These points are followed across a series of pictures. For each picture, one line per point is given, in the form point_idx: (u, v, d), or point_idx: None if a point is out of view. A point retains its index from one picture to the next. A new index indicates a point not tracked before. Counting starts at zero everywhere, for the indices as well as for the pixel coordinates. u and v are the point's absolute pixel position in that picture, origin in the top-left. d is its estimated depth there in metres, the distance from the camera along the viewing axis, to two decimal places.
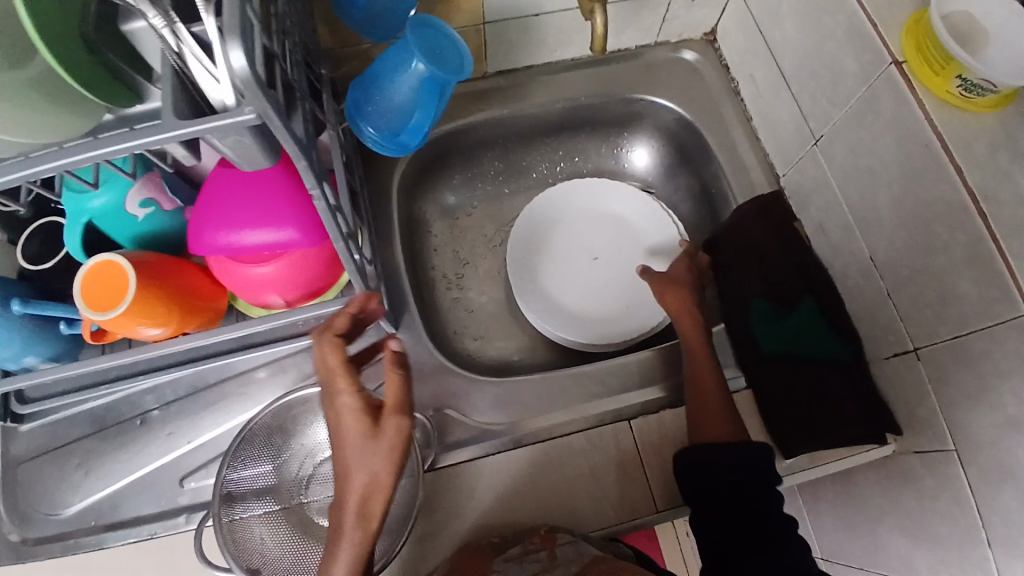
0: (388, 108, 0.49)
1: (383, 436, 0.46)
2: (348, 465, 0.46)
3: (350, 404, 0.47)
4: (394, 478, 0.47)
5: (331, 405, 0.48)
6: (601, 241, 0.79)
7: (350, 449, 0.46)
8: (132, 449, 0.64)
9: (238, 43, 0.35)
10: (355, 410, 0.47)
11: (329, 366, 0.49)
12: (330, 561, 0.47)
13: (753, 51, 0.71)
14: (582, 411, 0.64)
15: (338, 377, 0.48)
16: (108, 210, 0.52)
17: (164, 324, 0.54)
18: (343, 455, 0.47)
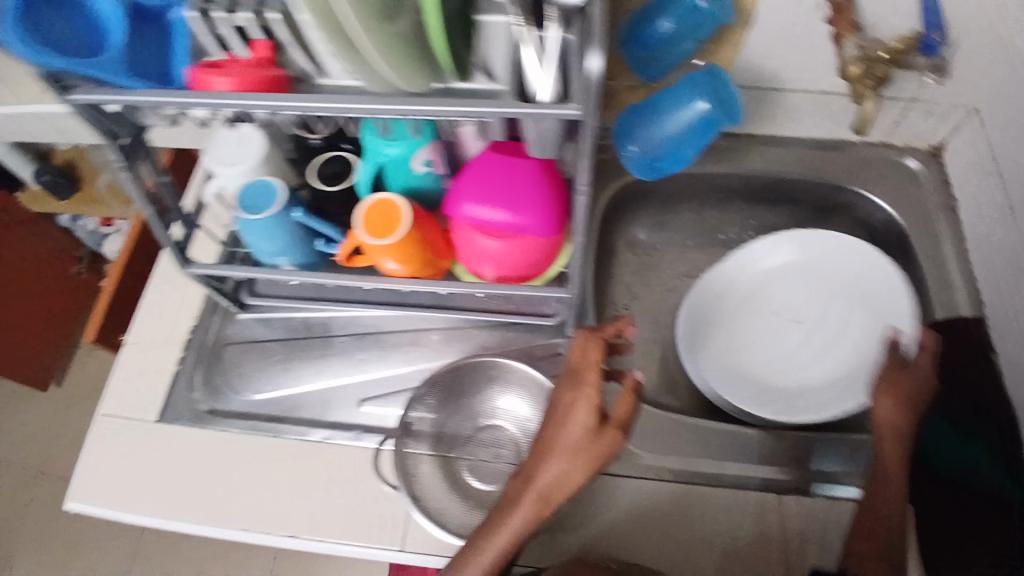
0: (658, 138, 0.55)
1: (600, 440, 0.52)
2: (559, 447, 0.53)
3: (585, 402, 0.53)
4: (588, 479, 0.53)
5: (568, 391, 0.55)
6: (806, 307, 0.78)
7: (570, 437, 0.53)
8: (322, 363, 0.74)
9: (597, 53, 0.43)
10: (588, 411, 0.53)
11: (582, 361, 0.56)
12: (508, 511, 0.54)
13: (984, 174, 0.71)
14: (730, 468, 0.65)
15: (584, 374, 0.55)
16: (396, 159, 0.62)
17: (405, 263, 0.63)
18: (560, 437, 0.53)
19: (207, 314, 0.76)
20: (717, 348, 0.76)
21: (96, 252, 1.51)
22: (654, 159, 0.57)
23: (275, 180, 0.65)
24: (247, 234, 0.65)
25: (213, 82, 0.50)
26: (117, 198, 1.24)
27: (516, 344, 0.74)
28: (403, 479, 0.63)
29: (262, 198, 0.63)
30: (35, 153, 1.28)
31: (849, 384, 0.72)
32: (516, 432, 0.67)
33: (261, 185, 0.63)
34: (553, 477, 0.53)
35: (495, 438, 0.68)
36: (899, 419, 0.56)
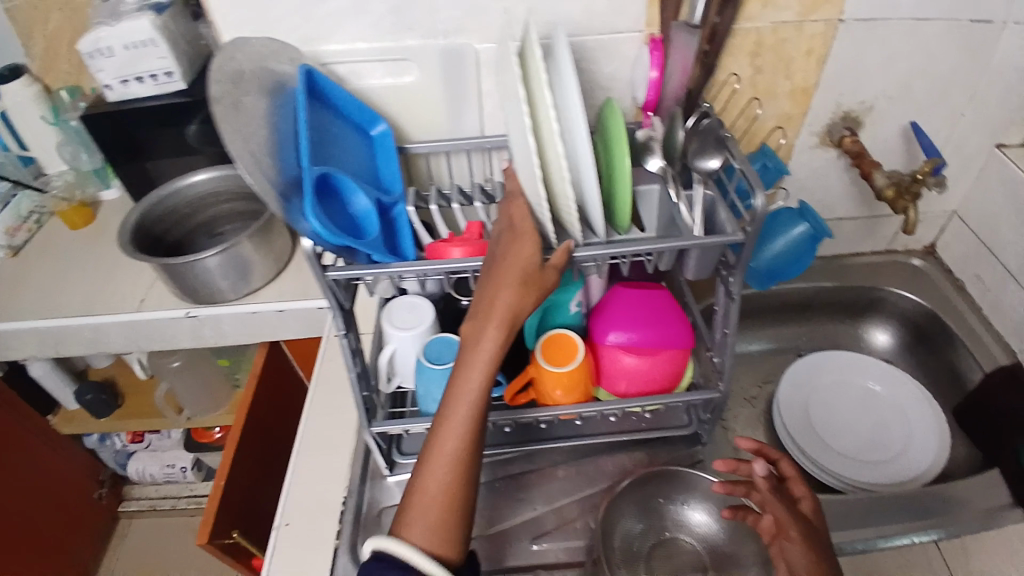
0: (773, 256, 0.71)
1: (541, 284, 0.58)
2: (494, 313, 0.56)
3: (517, 261, 0.57)
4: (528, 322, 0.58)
5: (495, 273, 0.57)
6: (872, 400, 0.90)
7: (509, 288, 0.56)
8: (484, 508, 0.77)
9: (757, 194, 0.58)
10: (525, 266, 0.57)
11: (498, 255, 0.58)
12: (463, 383, 0.57)
13: (977, 257, 0.91)
14: (883, 530, 0.72)
15: (501, 261, 0.57)
16: (556, 303, 0.74)
17: (569, 391, 0.71)
18: (495, 299, 0.57)
19: (355, 481, 0.78)
20: (804, 427, 0.87)
21: (120, 471, 1.44)
22: (772, 271, 0.73)
23: (451, 336, 0.72)
24: (420, 382, 0.70)
25: (450, 251, 0.62)
26: (172, 405, 1.22)
27: (655, 461, 0.82)
28: None
29: (444, 353, 0.70)
30: (72, 372, 1.23)
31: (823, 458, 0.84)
32: (695, 540, 0.71)
33: (439, 342, 0.72)
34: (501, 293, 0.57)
35: (677, 549, 0.71)
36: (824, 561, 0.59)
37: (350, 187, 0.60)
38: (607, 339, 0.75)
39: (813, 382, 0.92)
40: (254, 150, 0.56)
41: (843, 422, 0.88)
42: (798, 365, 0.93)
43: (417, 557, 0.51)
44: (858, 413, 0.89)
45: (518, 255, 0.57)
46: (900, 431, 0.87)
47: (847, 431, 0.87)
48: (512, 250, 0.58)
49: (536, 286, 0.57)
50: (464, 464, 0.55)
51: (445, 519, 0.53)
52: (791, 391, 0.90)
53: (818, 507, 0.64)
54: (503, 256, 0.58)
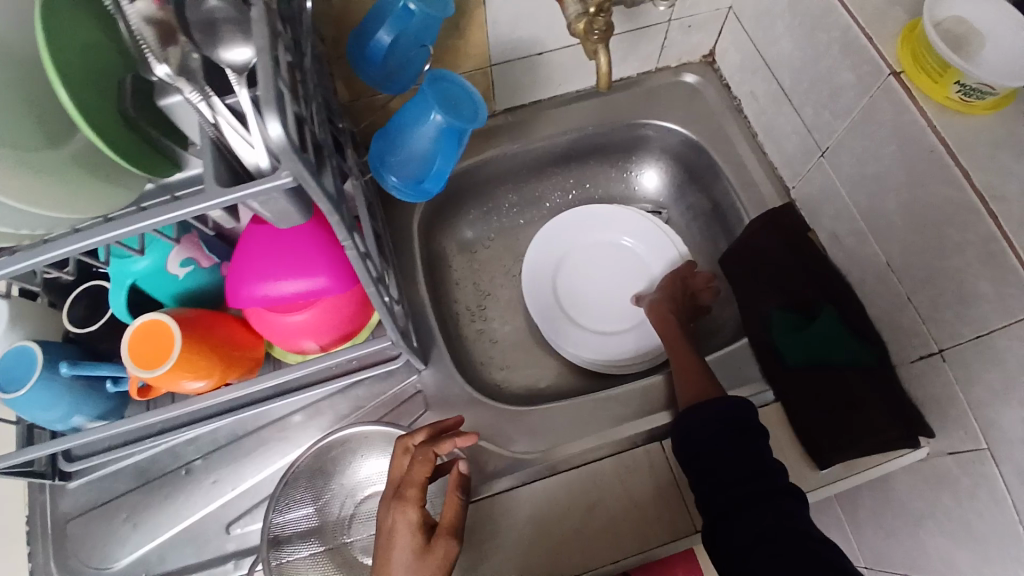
0: (410, 157, 0.52)
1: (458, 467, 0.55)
2: (398, 541, 0.51)
3: (404, 523, 0.52)
4: (455, 505, 0.54)
5: (390, 510, 0.53)
6: (633, 265, 0.81)
7: (408, 543, 0.51)
8: (178, 497, 0.67)
9: (273, 112, 0.38)
10: (410, 534, 0.51)
11: (411, 474, 0.54)
12: None
13: (752, 69, 0.73)
14: (607, 433, 0.68)
15: (405, 496, 0.53)
16: (150, 272, 0.54)
17: (205, 376, 0.56)
18: (399, 545, 0.51)
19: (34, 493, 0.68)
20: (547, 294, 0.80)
21: None
22: (418, 179, 0.53)
23: (32, 341, 0.56)
24: (20, 411, 0.55)
25: None
26: None
27: (375, 399, 0.70)
28: None
29: (25, 368, 0.55)
30: None
31: (557, 333, 0.77)
32: None
33: (18, 354, 0.55)
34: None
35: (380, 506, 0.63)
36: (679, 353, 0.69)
37: None
38: (242, 296, 0.58)
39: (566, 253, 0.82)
40: None
41: (599, 292, 0.81)
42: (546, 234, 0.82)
43: None
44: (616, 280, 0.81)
45: (409, 519, 0.52)
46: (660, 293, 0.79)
47: (601, 303, 0.80)
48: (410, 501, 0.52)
49: (435, 553, 0.51)
50: None
51: None
52: (538, 268, 0.80)
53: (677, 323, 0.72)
54: (409, 453, 0.57)
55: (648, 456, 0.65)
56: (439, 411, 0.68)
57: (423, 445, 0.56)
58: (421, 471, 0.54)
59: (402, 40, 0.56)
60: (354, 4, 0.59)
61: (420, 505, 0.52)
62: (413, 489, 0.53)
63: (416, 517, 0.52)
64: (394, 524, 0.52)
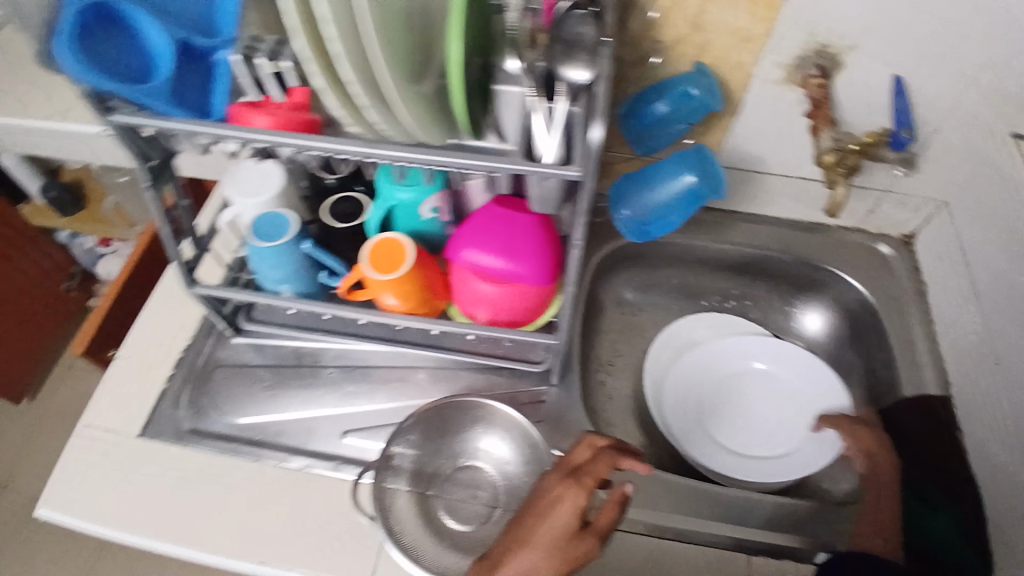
0: (648, 204, 0.59)
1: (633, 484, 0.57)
2: (557, 513, 0.56)
3: (571, 501, 0.56)
4: (614, 514, 0.56)
5: (561, 483, 0.57)
6: (776, 395, 0.81)
7: (565, 519, 0.55)
8: (310, 391, 0.75)
9: (601, 122, 0.46)
10: (571, 513, 0.55)
11: (590, 466, 0.58)
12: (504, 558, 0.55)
13: (949, 262, 0.76)
14: (693, 521, 0.67)
15: (580, 480, 0.57)
16: (406, 203, 0.66)
17: (401, 300, 0.67)
18: (557, 516, 0.55)
19: (202, 335, 0.79)
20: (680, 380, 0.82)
21: (90, 271, 1.55)
22: (644, 223, 0.60)
23: (291, 213, 0.68)
24: (254, 259, 0.67)
25: (253, 119, 0.55)
26: (124, 219, 1.28)
27: (502, 389, 0.76)
28: (378, 513, 0.63)
29: (275, 230, 0.66)
30: (42, 169, 1.29)
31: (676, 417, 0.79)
32: (495, 474, 0.70)
33: (275, 217, 0.67)
34: (540, 540, 0.55)
35: (476, 480, 0.70)
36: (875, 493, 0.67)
37: (142, 21, 0.53)
38: (460, 256, 0.68)
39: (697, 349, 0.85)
40: None
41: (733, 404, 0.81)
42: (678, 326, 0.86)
43: None
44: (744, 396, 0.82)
45: (576, 502, 0.56)
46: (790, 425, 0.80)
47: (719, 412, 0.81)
48: (586, 486, 0.57)
49: (583, 543, 0.55)
50: None
51: None
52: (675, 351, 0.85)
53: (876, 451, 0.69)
54: (592, 450, 0.61)
55: (733, 562, 0.66)
56: (551, 427, 0.74)
57: (610, 449, 0.60)
58: (601, 467, 0.58)
59: (674, 114, 0.63)
60: (644, 73, 0.70)
61: (589, 494, 0.56)
62: (590, 478, 0.57)
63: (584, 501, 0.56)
64: (563, 495, 0.56)
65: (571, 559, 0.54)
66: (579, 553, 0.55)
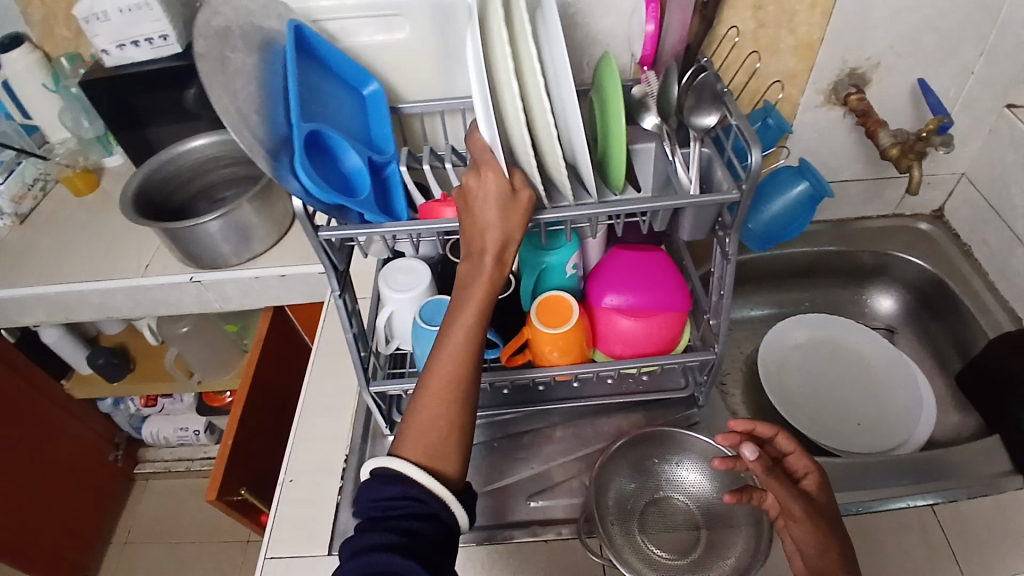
0: (770, 218, 0.71)
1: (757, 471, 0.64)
2: (476, 234, 0.56)
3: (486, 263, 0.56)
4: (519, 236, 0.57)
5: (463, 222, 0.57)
6: (862, 366, 0.91)
7: (480, 216, 0.56)
8: (483, 467, 0.78)
9: (758, 147, 0.56)
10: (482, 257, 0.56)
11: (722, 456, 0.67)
12: (472, 201, 0.56)
13: (986, 221, 0.89)
14: (866, 491, 0.73)
15: (471, 213, 0.57)
16: (552, 265, 0.73)
17: (564, 351, 0.72)
18: (470, 219, 0.57)
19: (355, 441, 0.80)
20: (808, 375, 0.91)
21: (131, 436, 1.50)
22: (768, 233, 0.72)
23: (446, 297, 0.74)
24: (418, 343, 0.72)
25: (444, 211, 0.62)
26: (181, 369, 1.27)
27: (652, 422, 0.82)
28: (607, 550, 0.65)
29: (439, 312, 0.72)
30: (85, 338, 1.28)
31: (814, 408, 0.88)
32: (687, 500, 0.74)
33: (435, 304, 0.73)
34: (480, 201, 0.56)
35: (670, 508, 0.73)
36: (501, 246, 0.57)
37: (340, 145, 0.59)
38: (605, 302, 0.75)
39: (797, 351, 0.94)
40: (243, 107, 0.54)
41: (839, 381, 0.91)
42: (779, 330, 0.94)
43: (415, 473, 0.50)
44: (851, 380, 0.90)
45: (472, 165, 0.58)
46: (902, 394, 0.87)
47: (829, 396, 0.89)
48: (780, 492, 0.63)
49: (519, 204, 0.56)
50: (459, 393, 0.54)
51: (441, 439, 0.52)
52: (776, 343, 0.94)
53: (823, 485, 0.65)
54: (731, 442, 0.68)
55: (919, 515, 0.70)
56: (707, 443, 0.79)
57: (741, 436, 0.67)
58: (812, 489, 0.65)
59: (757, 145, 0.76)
60: None
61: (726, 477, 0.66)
62: (787, 486, 0.63)
63: (803, 525, 0.62)
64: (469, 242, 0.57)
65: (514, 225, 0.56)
66: (489, 266, 0.56)
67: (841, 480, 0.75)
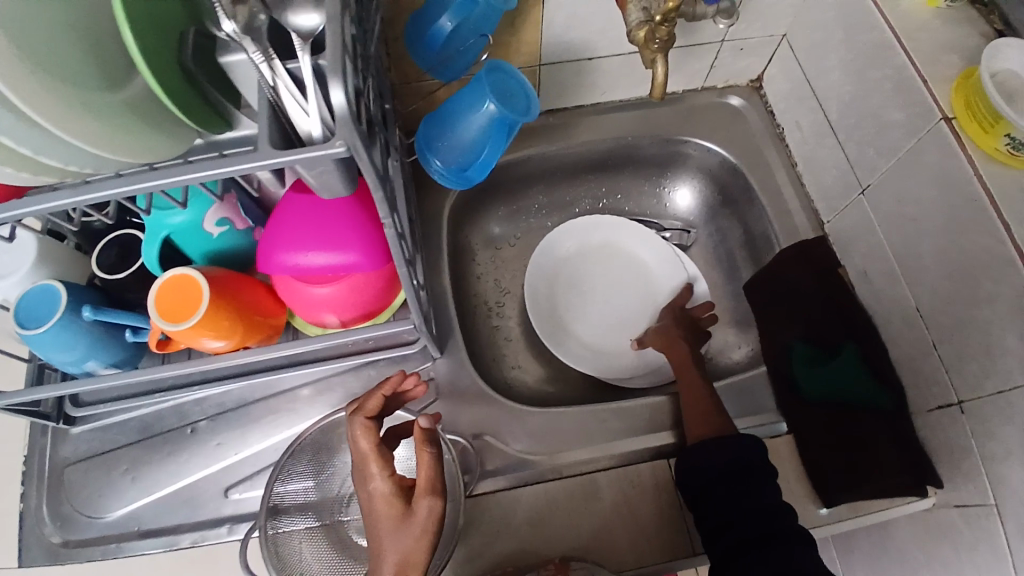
0: (457, 146, 0.52)
1: (417, 514, 0.51)
2: (381, 547, 0.51)
3: (393, 556, 0.50)
4: (425, 561, 0.51)
5: (362, 486, 0.53)
6: (636, 270, 0.82)
7: (386, 530, 0.51)
8: (182, 455, 0.66)
9: (338, 82, 0.39)
10: (389, 496, 0.52)
11: (360, 450, 0.54)
12: (365, 466, 0.53)
13: (801, 99, 0.73)
14: (604, 447, 0.67)
15: (370, 462, 0.53)
16: (186, 226, 0.54)
17: (225, 336, 0.56)
18: (378, 539, 0.51)
19: (34, 438, 0.68)
20: (581, 293, 0.80)
21: None
22: (462, 167, 0.53)
23: (59, 280, 0.56)
24: (35, 348, 0.55)
25: None
26: None
27: (386, 379, 0.70)
28: (276, 569, 0.56)
29: (50, 305, 0.55)
30: None
31: (584, 331, 0.79)
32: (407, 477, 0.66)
33: (43, 290, 0.55)
34: (384, 529, 0.51)
35: None
36: (427, 531, 0.51)
37: None
38: (272, 264, 0.57)
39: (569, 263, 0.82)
40: None
41: (613, 294, 0.81)
42: (551, 241, 0.81)
43: None
44: (625, 288, 0.81)
45: (380, 393, 0.56)
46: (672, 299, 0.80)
47: (605, 314, 0.80)
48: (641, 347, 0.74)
49: (421, 517, 0.51)
50: None
51: None
52: (545, 259, 0.80)
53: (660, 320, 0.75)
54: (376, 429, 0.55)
55: (651, 467, 0.65)
56: (446, 402, 0.69)
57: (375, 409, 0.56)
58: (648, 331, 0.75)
59: (464, 26, 0.55)
60: None
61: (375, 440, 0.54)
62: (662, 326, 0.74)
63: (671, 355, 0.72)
64: (369, 505, 0.53)
65: (424, 475, 0.51)
66: None
67: (591, 432, 0.68)
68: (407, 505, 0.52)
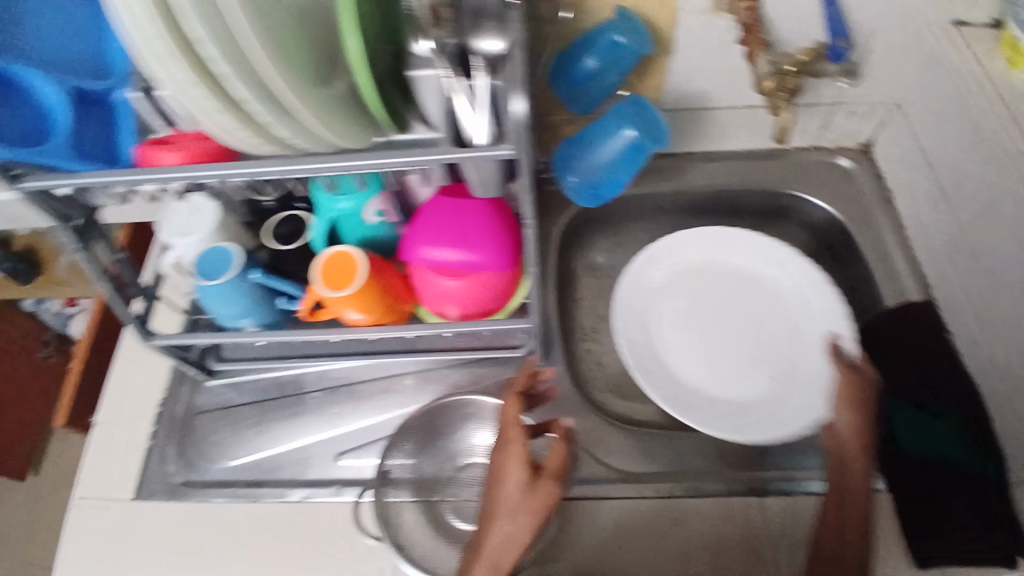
0: (593, 166, 0.58)
1: (536, 492, 0.53)
2: (497, 505, 0.54)
3: (504, 522, 0.53)
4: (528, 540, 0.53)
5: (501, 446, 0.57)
6: (731, 274, 0.83)
7: (506, 491, 0.54)
8: (302, 420, 0.73)
9: (521, 96, 0.45)
10: (520, 464, 0.55)
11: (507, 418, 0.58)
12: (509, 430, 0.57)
13: (913, 164, 0.76)
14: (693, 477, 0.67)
15: (513, 428, 0.57)
16: (350, 212, 0.64)
17: (367, 311, 0.64)
18: (498, 495, 0.55)
19: (174, 385, 0.77)
20: (682, 309, 0.80)
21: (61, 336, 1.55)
22: (594, 186, 0.59)
23: (233, 244, 0.65)
24: (205, 299, 0.64)
25: (165, 159, 0.53)
26: (81, 278, 1.26)
27: (489, 379, 0.75)
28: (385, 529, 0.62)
29: (222, 264, 0.63)
30: None
31: (698, 345, 0.78)
32: None
33: (219, 252, 0.64)
34: (504, 492, 0.54)
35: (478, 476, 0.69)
36: (540, 509, 0.53)
37: (27, 77, 0.50)
38: (416, 254, 0.65)
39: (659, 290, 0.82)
40: None
41: (715, 304, 0.81)
42: (638, 263, 0.82)
43: None
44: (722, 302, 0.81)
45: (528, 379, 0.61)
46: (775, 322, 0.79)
47: (718, 326, 0.79)
48: None
49: (536, 496, 0.53)
50: None
51: None
52: (634, 290, 0.80)
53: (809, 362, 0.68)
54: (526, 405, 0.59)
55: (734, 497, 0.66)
56: (542, 407, 0.73)
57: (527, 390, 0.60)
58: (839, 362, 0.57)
59: (605, 66, 0.62)
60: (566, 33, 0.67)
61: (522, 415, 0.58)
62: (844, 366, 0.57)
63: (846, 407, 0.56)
64: (499, 464, 0.56)
65: (554, 460, 0.53)
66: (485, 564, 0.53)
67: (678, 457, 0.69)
68: (530, 480, 0.54)
